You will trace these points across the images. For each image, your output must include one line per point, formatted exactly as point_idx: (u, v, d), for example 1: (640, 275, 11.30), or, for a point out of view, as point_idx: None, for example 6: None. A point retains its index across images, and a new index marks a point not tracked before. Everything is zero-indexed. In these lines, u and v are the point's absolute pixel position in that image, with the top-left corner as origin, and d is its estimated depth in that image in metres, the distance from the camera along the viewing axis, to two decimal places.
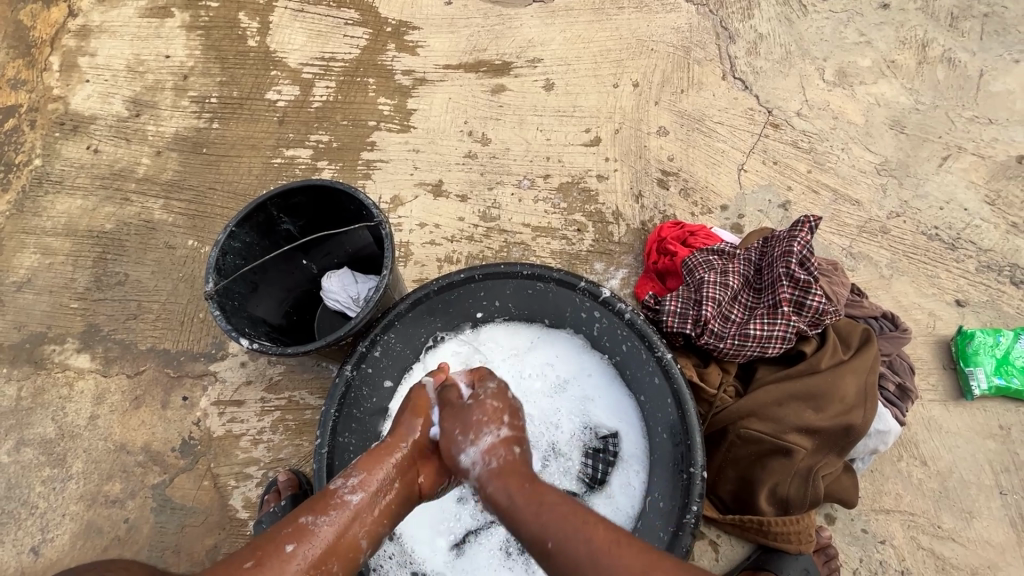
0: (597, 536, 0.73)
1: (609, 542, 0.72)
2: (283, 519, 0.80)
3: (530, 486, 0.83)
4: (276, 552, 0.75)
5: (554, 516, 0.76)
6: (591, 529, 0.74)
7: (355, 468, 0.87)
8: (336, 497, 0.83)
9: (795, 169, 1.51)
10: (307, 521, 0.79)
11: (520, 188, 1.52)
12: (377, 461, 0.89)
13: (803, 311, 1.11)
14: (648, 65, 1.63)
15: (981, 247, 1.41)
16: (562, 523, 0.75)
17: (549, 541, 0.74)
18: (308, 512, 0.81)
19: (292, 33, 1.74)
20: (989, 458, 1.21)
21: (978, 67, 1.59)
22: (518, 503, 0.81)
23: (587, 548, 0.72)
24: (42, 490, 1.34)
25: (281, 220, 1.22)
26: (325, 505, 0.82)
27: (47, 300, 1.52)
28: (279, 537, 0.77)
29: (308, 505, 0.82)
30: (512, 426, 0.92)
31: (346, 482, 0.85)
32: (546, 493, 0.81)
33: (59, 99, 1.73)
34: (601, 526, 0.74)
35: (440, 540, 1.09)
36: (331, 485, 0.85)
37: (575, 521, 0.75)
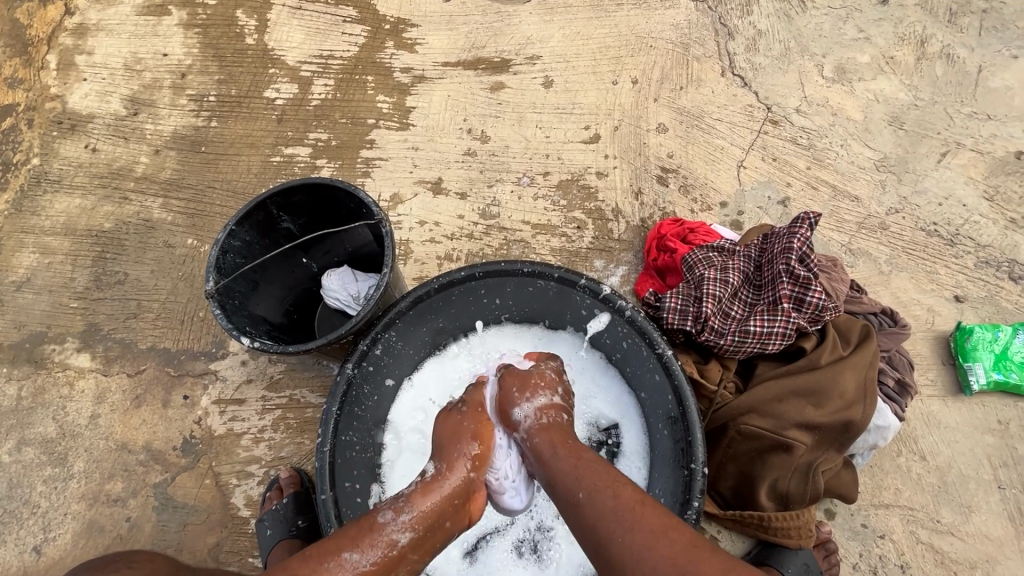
0: (626, 496, 0.75)
1: (636, 504, 0.73)
2: (323, 547, 0.77)
3: (571, 444, 0.87)
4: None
5: (588, 472, 0.80)
6: (620, 490, 0.76)
7: (406, 503, 0.84)
8: (383, 534, 0.79)
9: (794, 166, 1.51)
10: (348, 559, 0.76)
11: (520, 186, 1.52)
12: (427, 496, 0.86)
13: (803, 308, 1.11)
14: (648, 61, 1.63)
15: (979, 243, 1.41)
16: (595, 487, 0.77)
17: (581, 491, 0.78)
18: (351, 547, 0.77)
19: (290, 31, 1.73)
20: (988, 453, 1.22)
21: (977, 63, 1.59)
22: (555, 455, 0.85)
23: (614, 503, 0.74)
24: (43, 489, 1.34)
25: (280, 219, 1.22)
26: (370, 540, 0.78)
27: (47, 299, 1.52)
28: (319, 572, 0.73)
29: (351, 539, 0.78)
30: (565, 395, 0.98)
31: (396, 517, 0.81)
32: (587, 454, 0.85)
33: (57, 98, 1.73)
34: (630, 491, 0.76)
35: (453, 549, 1.09)
36: (380, 517, 0.81)
37: (608, 483, 0.77)
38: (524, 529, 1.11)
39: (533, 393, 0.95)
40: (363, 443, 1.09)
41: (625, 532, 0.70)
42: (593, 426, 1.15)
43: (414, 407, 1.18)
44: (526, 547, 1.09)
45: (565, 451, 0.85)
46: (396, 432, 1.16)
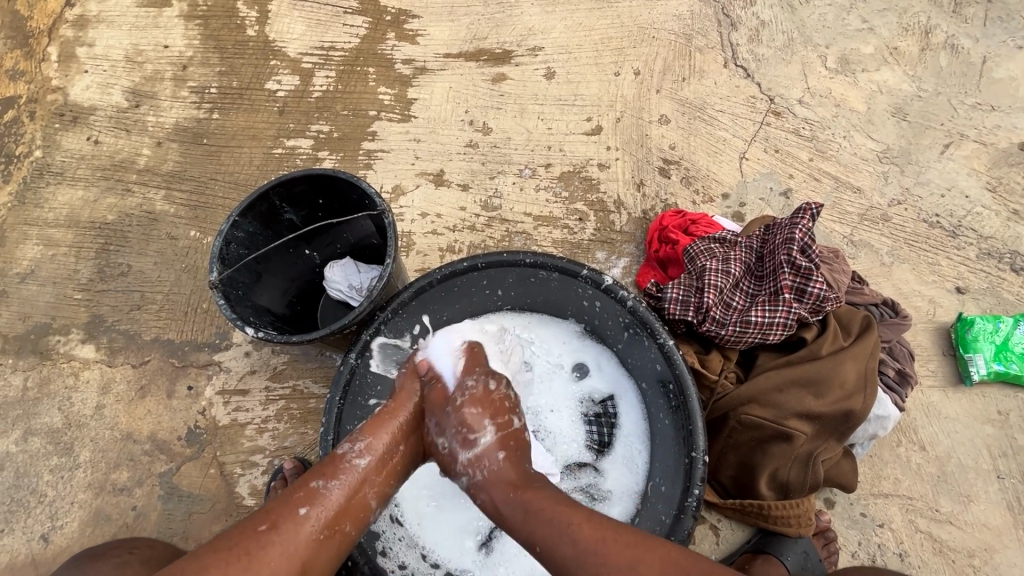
0: (582, 533, 0.74)
1: (593, 541, 0.73)
2: (295, 481, 0.83)
3: (514, 487, 0.83)
4: (291, 516, 0.78)
5: (541, 522, 0.76)
6: (577, 527, 0.74)
7: (362, 434, 0.90)
8: (345, 462, 0.85)
9: (796, 157, 1.51)
10: (317, 487, 0.82)
11: (521, 177, 1.52)
12: (381, 426, 0.91)
13: (804, 298, 1.11)
14: (650, 53, 1.63)
15: (982, 234, 1.41)
16: (550, 526, 0.75)
17: (537, 546, 0.75)
18: (318, 477, 0.83)
19: (292, 23, 1.73)
20: (988, 443, 1.22)
21: (981, 54, 1.59)
22: (504, 509, 0.81)
23: (573, 551, 0.72)
24: (50, 479, 1.35)
25: (283, 210, 1.23)
26: (336, 469, 0.84)
27: (51, 291, 1.52)
28: (291, 501, 0.80)
29: (317, 471, 0.84)
30: (503, 424, 0.93)
31: (354, 446, 0.87)
32: (533, 495, 0.81)
33: (58, 90, 1.73)
34: (585, 523, 0.75)
35: (468, 541, 1.08)
36: (340, 448, 0.87)
37: (563, 521, 0.75)
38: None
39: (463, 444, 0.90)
40: None
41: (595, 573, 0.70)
42: (590, 400, 1.17)
43: None
44: None
45: (512, 497, 0.82)
46: None
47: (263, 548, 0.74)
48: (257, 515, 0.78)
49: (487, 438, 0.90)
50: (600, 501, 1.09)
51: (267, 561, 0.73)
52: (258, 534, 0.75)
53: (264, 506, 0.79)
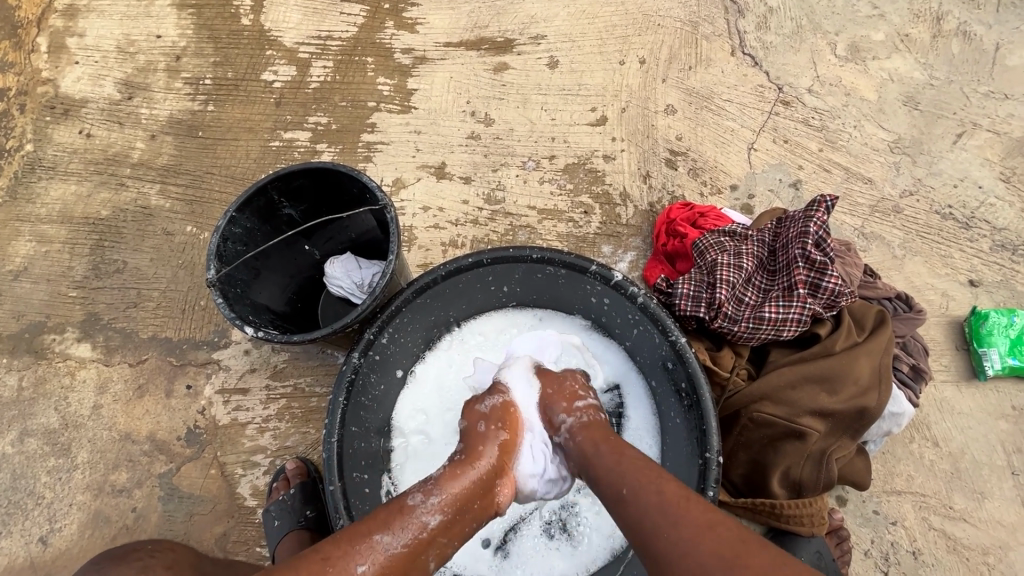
0: (666, 487, 0.71)
1: (677, 496, 0.70)
2: (354, 530, 0.72)
3: (605, 441, 0.84)
4: (347, 574, 0.67)
5: (630, 470, 0.76)
6: (661, 482, 0.73)
7: (435, 486, 0.79)
8: (414, 516, 0.75)
9: (806, 148, 1.47)
10: (380, 541, 0.71)
11: (525, 170, 1.49)
12: (455, 477, 0.81)
13: (818, 293, 1.09)
14: (656, 41, 1.58)
15: (995, 225, 1.39)
16: (635, 475, 0.75)
17: (624, 490, 0.74)
18: (382, 529, 0.73)
19: (287, 11, 1.68)
20: (1002, 440, 1.21)
21: (995, 41, 1.55)
22: (593, 457, 0.82)
23: (657, 498, 0.70)
24: (48, 480, 1.33)
25: (282, 205, 1.19)
26: (400, 522, 0.74)
27: (45, 289, 1.49)
28: (350, 554, 0.69)
29: (380, 519, 0.74)
30: (592, 404, 0.94)
31: (426, 500, 0.77)
32: (625, 450, 0.81)
33: (48, 82, 1.68)
34: (671, 483, 0.72)
35: (481, 547, 1.06)
36: (410, 499, 0.77)
37: (650, 474, 0.74)
38: (549, 511, 1.08)
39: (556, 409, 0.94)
40: (369, 433, 1.07)
41: (670, 526, 0.66)
42: (597, 393, 1.14)
43: (415, 406, 1.15)
44: (555, 529, 1.06)
45: (603, 450, 0.82)
46: (404, 434, 1.13)
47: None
48: (312, 560, 0.68)
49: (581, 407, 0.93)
50: None
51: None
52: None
53: (320, 553, 0.69)
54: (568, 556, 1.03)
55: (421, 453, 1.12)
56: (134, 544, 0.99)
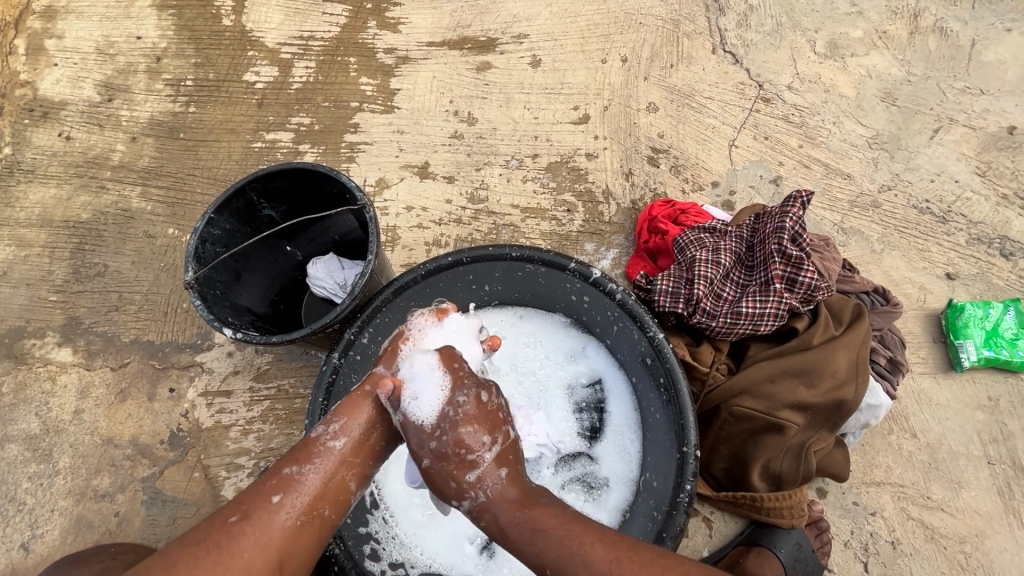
0: (597, 555, 0.70)
1: (610, 562, 0.70)
2: (267, 469, 0.77)
3: (521, 507, 0.76)
4: (264, 506, 0.73)
5: (549, 545, 0.72)
6: (589, 549, 0.71)
7: (335, 413, 0.80)
8: (319, 445, 0.78)
9: (785, 144, 1.49)
10: (291, 473, 0.76)
11: (508, 169, 1.49)
12: (358, 403, 0.81)
13: (795, 288, 1.10)
14: (637, 39, 1.59)
15: (971, 219, 1.41)
16: (557, 546, 0.71)
17: (546, 568, 0.71)
18: (292, 462, 0.77)
19: (269, 12, 1.67)
20: (978, 430, 1.22)
21: (971, 37, 1.57)
22: (510, 530, 0.75)
23: (586, 574, 0.69)
24: (29, 486, 1.32)
25: (261, 206, 1.19)
26: (309, 454, 0.77)
27: (25, 293, 1.48)
28: (265, 489, 0.74)
29: (290, 455, 0.78)
30: (500, 441, 0.80)
31: (329, 428, 0.79)
32: (541, 514, 0.75)
33: (27, 84, 1.67)
34: (599, 545, 0.71)
35: (467, 547, 1.04)
36: (313, 431, 0.79)
37: (574, 542, 0.72)
38: None
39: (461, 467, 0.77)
40: None
41: None
42: (580, 389, 1.15)
43: None
44: None
45: (517, 519, 0.75)
46: None
47: (235, 540, 0.70)
48: (230, 507, 0.73)
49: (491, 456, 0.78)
50: (597, 489, 1.07)
51: (242, 552, 0.69)
52: (229, 525, 0.71)
53: (234, 499, 0.74)
54: None
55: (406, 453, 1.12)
56: (97, 549, 1.06)
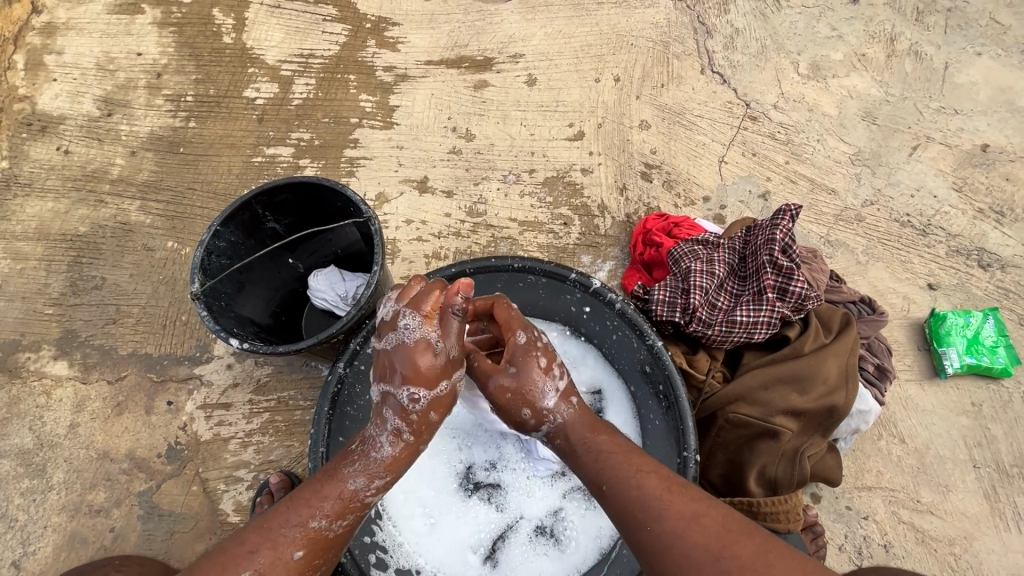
0: (650, 484, 0.75)
1: (660, 490, 0.74)
2: (286, 516, 0.76)
3: (591, 431, 0.84)
4: (285, 562, 0.73)
5: (612, 464, 0.78)
6: (645, 476, 0.76)
7: (380, 471, 0.82)
8: (356, 501, 0.80)
9: (773, 161, 1.54)
10: (317, 528, 0.76)
11: (506, 183, 1.53)
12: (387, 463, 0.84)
13: (786, 297, 1.14)
14: (629, 60, 1.65)
15: (950, 232, 1.47)
16: (613, 469, 0.78)
17: (603, 485, 0.78)
18: (320, 516, 0.77)
19: (269, 31, 1.71)
20: (963, 434, 1.27)
21: (944, 60, 1.65)
22: (579, 450, 0.83)
23: (638, 495, 0.74)
24: (21, 502, 1.29)
25: (266, 219, 1.21)
26: (343, 510, 0.79)
27: (20, 306, 1.47)
28: (287, 543, 0.74)
29: (318, 507, 0.78)
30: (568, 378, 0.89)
31: (368, 485, 0.81)
32: (606, 439, 0.83)
33: (25, 99, 1.68)
34: (653, 475, 0.76)
35: (470, 557, 1.03)
36: (351, 485, 0.80)
37: (631, 468, 0.77)
38: (537, 515, 1.07)
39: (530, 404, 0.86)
40: None
41: (656, 519, 0.71)
42: None
43: None
44: (543, 533, 1.05)
45: (587, 444, 0.83)
46: None
47: None
48: (239, 555, 0.72)
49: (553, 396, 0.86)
50: None
51: None
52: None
53: (246, 546, 0.73)
54: (558, 559, 1.02)
55: None
56: (104, 561, 1.10)
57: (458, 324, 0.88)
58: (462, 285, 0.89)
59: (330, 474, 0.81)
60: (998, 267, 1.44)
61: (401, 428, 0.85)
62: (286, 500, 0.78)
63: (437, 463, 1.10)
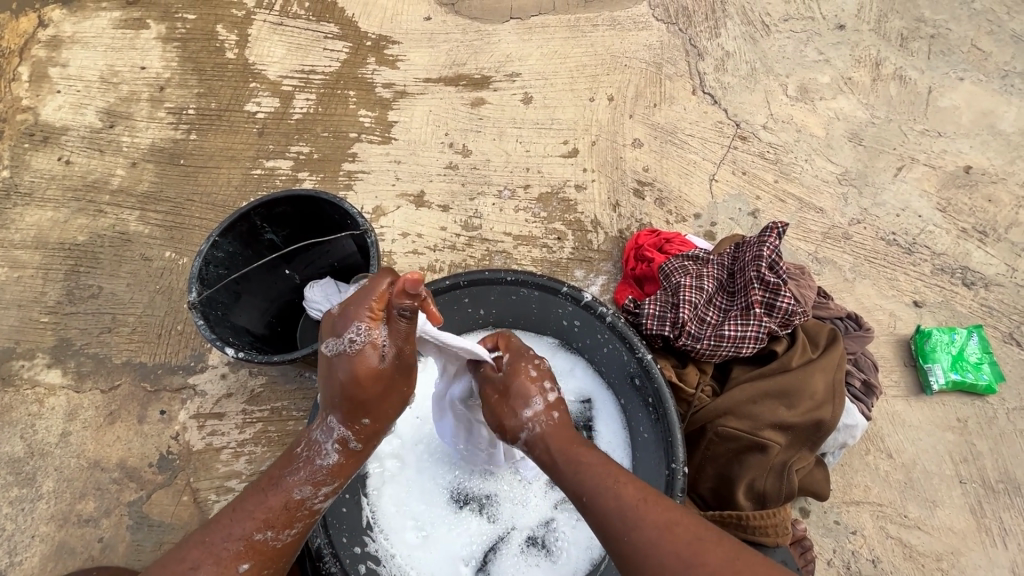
0: (628, 493, 0.77)
1: (637, 501, 0.76)
2: (231, 530, 0.77)
3: (571, 441, 0.86)
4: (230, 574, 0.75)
5: (590, 475, 0.80)
6: (622, 486, 0.78)
7: (326, 477, 0.83)
8: (303, 509, 0.82)
9: (761, 179, 1.58)
10: (262, 539, 0.78)
11: (501, 199, 1.56)
12: (341, 469, 0.85)
13: (774, 312, 1.16)
14: (623, 80, 1.70)
15: (935, 251, 1.50)
16: (593, 482, 0.79)
17: (582, 497, 0.79)
18: (264, 528, 0.78)
19: (271, 47, 1.75)
20: (949, 450, 1.28)
21: (928, 84, 1.70)
22: (558, 459, 0.85)
23: (617, 507, 0.75)
24: (9, 511, 1.29)
25: (264, 230, 1.23)
26: (288, 520, 0.80)
27: (16, 314, 1.48)
28: (229, 557, 0.76)
29: (263, 519, 0.79)
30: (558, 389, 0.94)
31: (316, 491, 0.83)
32: (584, 453, 0.84)
33: (29, 110, 1.71)
34: (632, 485, 0.78)
35: (462, 568, 1.03)
36: (297, 494, 0.81)
37: (609, 479, 0.79)
38: (529, 527, 1.07)
39: (516, 407, 0.91)
40: None
41: (631, 530, 0.73)
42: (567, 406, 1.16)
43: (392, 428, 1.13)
44: (535, 545, 1.05)
45: (564, 457, 0.84)
46: (380, 460, 1.10)
47: None
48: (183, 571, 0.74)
49: (538, 403, 0.90)
50: None
51: None
52: None
53: (191, 562, 0.74)
54: (549, 569, 1.03)
55: (397, 478, 1.10)
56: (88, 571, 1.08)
57: (406, 326, 0.82)
58: (408, 281, 0.77)
59: (275, 482, 0.82)
60: (981, 285, 1.47)
61: (347, 436, 0.84)
62: (232, 511, 0.79)
63: (428, 477, 1.11)
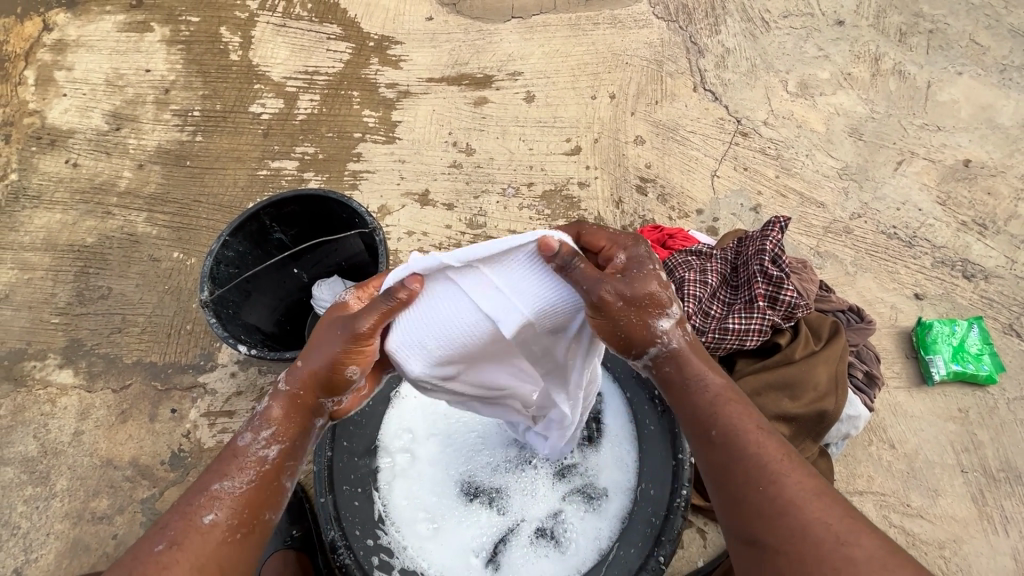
0: (770, 445, 0.72)
1: (778, 456, 0.71)
2: (192, 487, 0.73)
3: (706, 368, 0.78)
4: (194, 528, 0.69)
5: (730, 414, 0.74)
6: (762, 438, 0.73)
7: (263, 421, 0.76)
8: (251, 457, 0.74)
9: (763, 175, 1.60)
10: (219, 489, 0.72)
11: (505, 197, 1.57)
12: (285, 413, 0.77)
13: (777, 305, 1.18)
14: (624, 78, 1.71)
15: (935, 244, 1.52)
16: (734, 419, 0.74)
17: (714, 431, 0.74)
18: (217, 478, 0.73)
19: (275, 48, 1.76)
20: (951, 440, 1.30)
21: (926, 79, 1.72)
22: (691, 385, 0.77)
23: (756, 452, 0.71)
24: (24, 509, 1.30)
25: (273, 230, 1.25)
26: (237, 465, 0.74)
27: (26, 315, 1.50)
28: (189, 512, 0.70)
29: (214, 471, 0.73)
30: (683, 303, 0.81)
31: (257, 437, 0.75)
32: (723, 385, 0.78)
33: (35, 113, 1.72)
34: (774, 441, 0.72)
35: (473, 560, 1.05)
36: (240, 442, 0.75)
37: (750, 424, 0.73)
38: (538, 518, 1.08)
39: (654, 314, 0.76)
40: (354, 445, 1.09)
41: (768, 481, 0.69)
42: None
43: (403, 424, 1.16)
44: (545, 536, 1.07)
45: (700, 384, 0.77)
46: (390, 455, 1.12)
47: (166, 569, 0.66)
48: (152, 535, 0.70)
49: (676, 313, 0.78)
50: (598, 499, 1.08)
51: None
52: (156, 556, 0.67)
53: (159, 526, 0.70)
54: (558, 560, 1.04)
55: (408, 472, 1.12)
56: None
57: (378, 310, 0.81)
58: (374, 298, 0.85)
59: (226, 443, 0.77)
60: (981, 277, 1.48)
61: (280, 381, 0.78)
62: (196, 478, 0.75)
63: (439, 471, 1.13)
